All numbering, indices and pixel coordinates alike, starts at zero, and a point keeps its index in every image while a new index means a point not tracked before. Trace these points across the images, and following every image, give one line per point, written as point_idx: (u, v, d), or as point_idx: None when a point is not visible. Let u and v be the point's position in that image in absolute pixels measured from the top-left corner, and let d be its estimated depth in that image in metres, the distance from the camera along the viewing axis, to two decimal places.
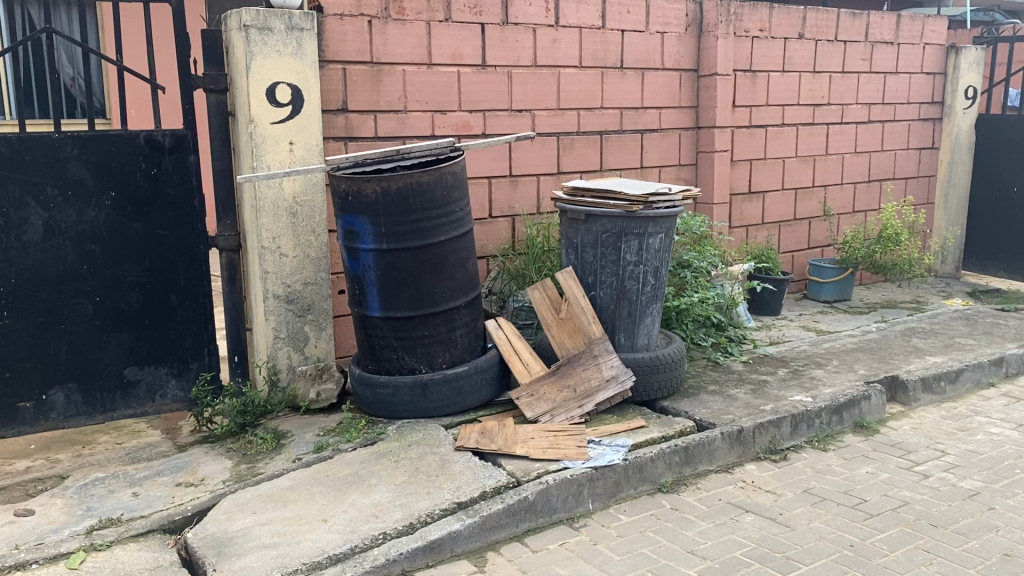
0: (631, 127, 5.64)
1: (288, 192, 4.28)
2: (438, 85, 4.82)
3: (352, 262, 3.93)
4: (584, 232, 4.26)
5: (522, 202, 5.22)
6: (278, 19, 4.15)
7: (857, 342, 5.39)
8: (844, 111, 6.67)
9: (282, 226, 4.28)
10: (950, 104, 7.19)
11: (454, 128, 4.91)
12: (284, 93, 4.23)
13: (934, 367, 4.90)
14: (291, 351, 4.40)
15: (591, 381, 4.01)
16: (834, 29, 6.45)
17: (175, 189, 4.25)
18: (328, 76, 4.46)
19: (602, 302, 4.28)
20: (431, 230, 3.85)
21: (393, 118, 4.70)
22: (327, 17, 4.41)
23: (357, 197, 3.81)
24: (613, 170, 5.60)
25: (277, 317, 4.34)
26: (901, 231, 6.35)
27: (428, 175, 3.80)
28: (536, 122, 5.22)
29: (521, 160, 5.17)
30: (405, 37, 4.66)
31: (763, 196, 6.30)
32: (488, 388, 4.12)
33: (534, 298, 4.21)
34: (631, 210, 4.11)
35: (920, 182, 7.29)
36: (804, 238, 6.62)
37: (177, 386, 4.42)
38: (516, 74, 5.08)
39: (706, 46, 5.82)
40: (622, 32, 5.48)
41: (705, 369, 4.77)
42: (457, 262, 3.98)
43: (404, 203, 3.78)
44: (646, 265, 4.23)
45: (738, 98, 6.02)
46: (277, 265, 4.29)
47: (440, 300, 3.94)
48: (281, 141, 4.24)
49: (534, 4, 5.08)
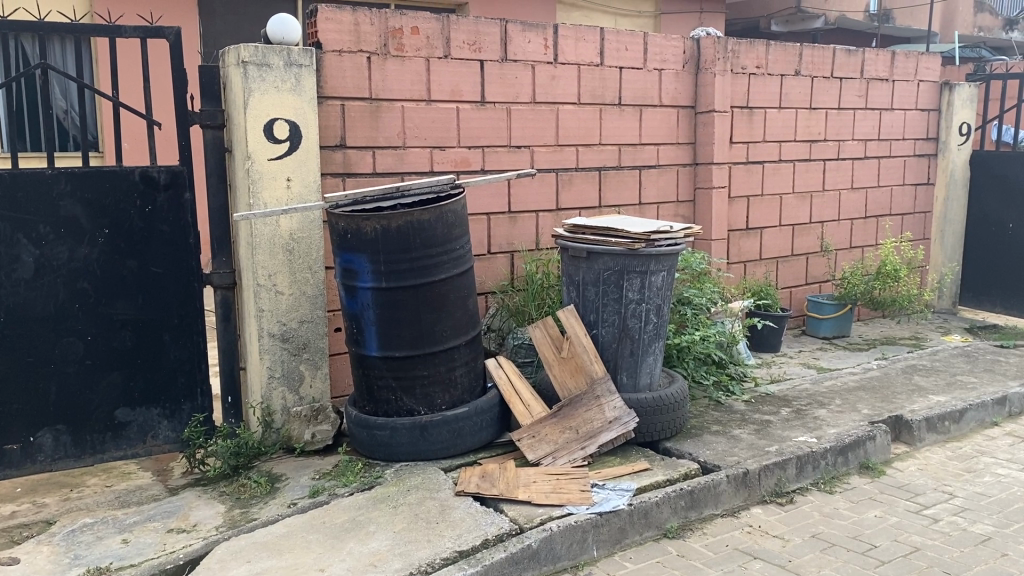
0: (629, 164, 5.62)
1: (285, 229, 4.22)
2: (437, 121, 4.79)
3: (350, 300, 3.86)
4: (585, 269, 4.20)
5: (521, 238, 5.18)
6: (277, 55, 4.13)
7: (859, 381, 5.33)
8: (841, 147, 6.68)
9: (278, 262, 4.21)
10: (944, 141, 7.23)
11: (453, 164, 4.87)
12: (282, 129, 4.18)
13: (938, 406, 4.84)
14: (285, 392, 4.31)
15: (594, 423, 3.93)
16: (830, 66, 6.48)
17: (170, 225, 4.19)
18: (327, 112, 4.42)
19: (604, 341, 4.21)
20: (431, 267, 3.78)
21: (392, 154, 4.65)
22: (325, 53, 4.38)
23: (356, 235, 3.75)
24: (612, 207, 5.57)
25: (272, 356, 4.25)
26: (900, 267, 6.32)
27: (429, 214, 3.75)
28: (535, 158, 5.18)
29: (520, 197, 5.13)
30: (404, 73, 4.64)
31: (761, 232, 6.27)
32: (488, 429, 4.03)
33: (535, 336, 4.13)
34: (633, 247, 4.05)
35: (916, 218, 7.29)
36: (802, 274, 6.59)
37: (169, 427, 4.32)
38: (515, 111, 5.06)
39: (703, 83, 5.82)
40: (621, 69, 5.48)
41: (707, 408, 4.70)
42: (458, 300, 3.91)
43: (405, 241, 3.72)
44: (648, 303, 4.16)
45: (735, 135, 6.01)
46: (273, 303, 4.22)
47: (440, 339, 3.86)
48: (278, 178, 4.19)
49: (533, 41, 5.08)
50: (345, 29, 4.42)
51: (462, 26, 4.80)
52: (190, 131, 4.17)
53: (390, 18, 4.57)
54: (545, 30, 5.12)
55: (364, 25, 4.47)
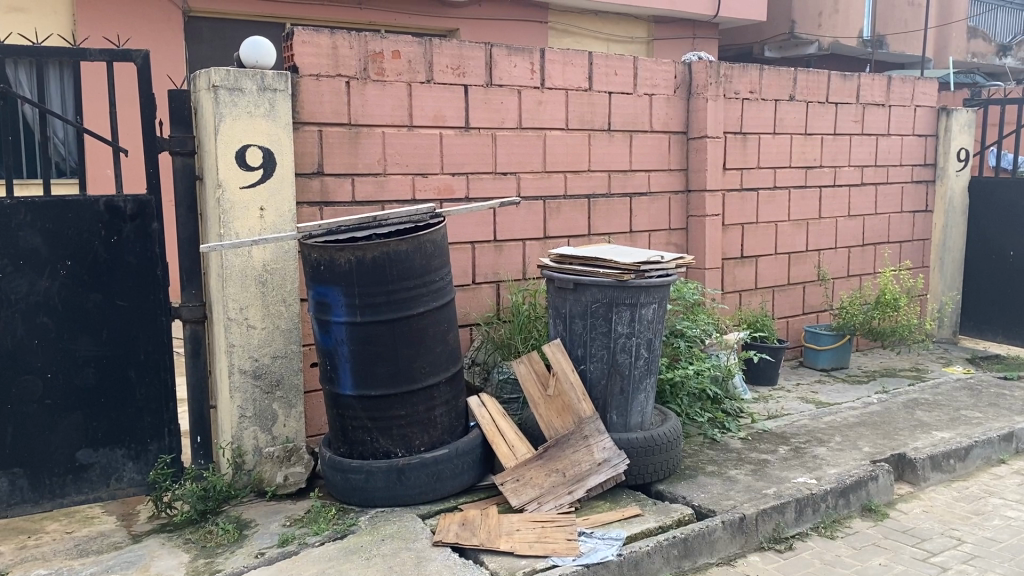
0: (619, 191, 5.44)
1: (257, 260, 4.03)
2: (420, 148, 4.61)
3: (324, 336, 3.66)
4: (572, 302, 4.00)
5: (508, 268, 4.99)
6: (249, 79, 3.96)
7: (859, 416, 5.12)
8: (838, 173, 6.52)
9: (250, 295, 4.02)
10: (942, 167, 7.09)
11: (435, 192, 4.69)
12: (255, 156, 4.00)
13: (942, 443, 4.63)
14: (257, 432, 4.09)
15: (581, 465, 3.72)
16: (825, 91, 6.34)
17: (136, 257, 3.99)
18: (303, 138, 4.24)
19: (592, 377, 4.00)
20: (409, 300, 3.58)
21: (372, 181, 4.47)
22: (302, 77, 4.21)
23: (329, 267, 3.55)
24: (601, 236, 5.39)
25: (244, 394, 4.04)
26: (899, 296, 6.14)
27: (406, 244, 3.55)
28: (521, 186, 5.01)
29: (506, 225, 4.95)
30: (385, 98, 4.47)
31: (757, 261, 6.09)
32: (470, 472, 3.82)
33: (519, 372, 3.93)
34: (622, 279, 3.86)
35: (914, 246, 7.12)
36: (799, 303, 6.40)
37: (134, 470, 4.09)
38: (500, 136, 4.89)
39: (695, 109, 5.67)
40: (610, 94, 5.33)
41: (701, 447, 4.49)
42: (438, 335, 3.71)
43: (380, 273, 3.52)
44: (638, 337, 3.96)
45: (729, 161, 5.85)
46: (244, 337, 4.02)
47: (418, 376, 3.65)
48: (250, 208, 4.00)
49: (519, 65, 4.92)
50: (322, 53, 4.26)
51: (445, 50, 4.64)
52: (158, 158, 3.99)
53: (370, 41, 4.40)
54: (531, 54, 4.96)
55: (342, 49, 4.31)
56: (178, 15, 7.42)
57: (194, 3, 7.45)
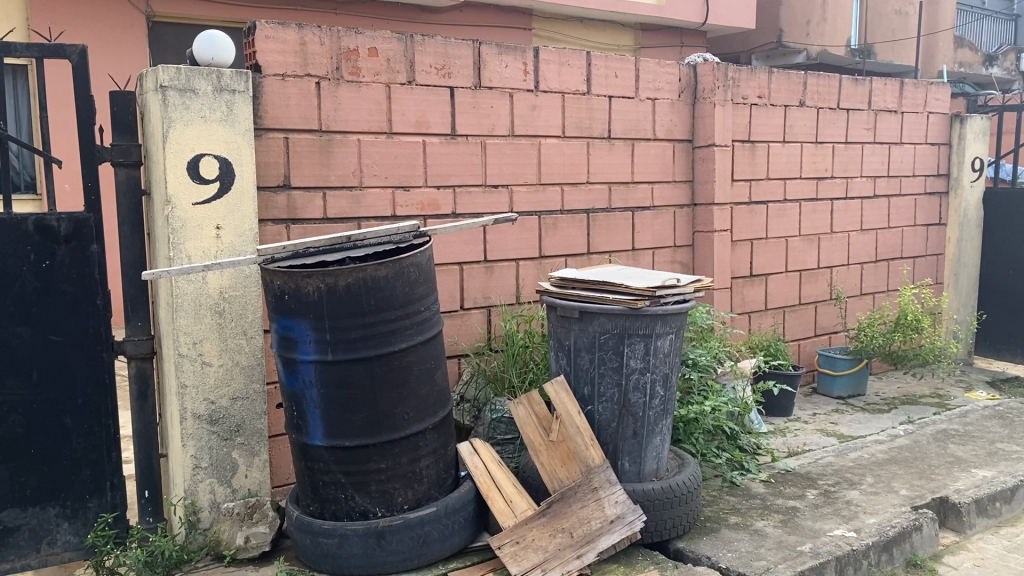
0: (620, 205, 4.95)
1: (213, 287, 3.51)
2: (400, 157, 4.09)
3: (290, 376, 3.12)
4: (577, 333, 3.49)
5: (499, 291, 4.48)
6: (204, 79, 3.44)
7: (888, 452, 4.64)
8: (850, 184, 6.08)
9: (205, 328, 3.50)
10: (956, 177, 6.68)
11: (419, 207, 4.17)
12: (210, 166, 3.47)
13: (986, 484, 4.15)
14: (214, 485, 3.57)
15: (591, 524, 3.20)
16: (836, 96, 5.90)
17: (72, 284, 3.43)
18: (267, 146, 3.72)
19: (601, 420, 3.49)
20: (388, 335, 3.05)
21: (346, 196, 3.95)
22: (265, 77, 3.69)
23: (295, 296, 3.01)
24: (601, 254, 4.89)
25: (198, 442, 3.52)
26: (921, 316, 5.69)
27: (386, 269, 3.02)
28: (514, 200, 4.51)
29: (497, 244, 4.44)
30: (360, 101, 3.95)
31: (766, 279, 5.62)
32: (462, 533, 3.28)
33: (518, 415, 3.40)
34: (635, 306, 3.34)
35: (928, 261, 6.69)
36: (810, 324, 5.93)
37: (70, 531, 3.51)
38: (490, 144, 4.38)
39: (701, 115, 5.20)
40: (610, 98, 4.85)
41: (720, 493, 3.98)
42: (424, 374, 3.18)
43: (354, 304, 2.98)
44: (653, 372, 3.45)
45: (737, 171, 5.39)
46: (198, 377, 3.50)
47: (401, 424, 3.12)
48: (205, 226, 3.47)
49: (510, 66, 4.43)
50: (289, 50, 3.75)
51: (428, 48, 4.15)
52: (98, 170, 3.44)
53: (343, 37, 3.90)
54: (524, 53, 4.47)
55: (312, 46, 3.80)
56: (141, 19, 6.99)
57: (157, 7, 6.99)
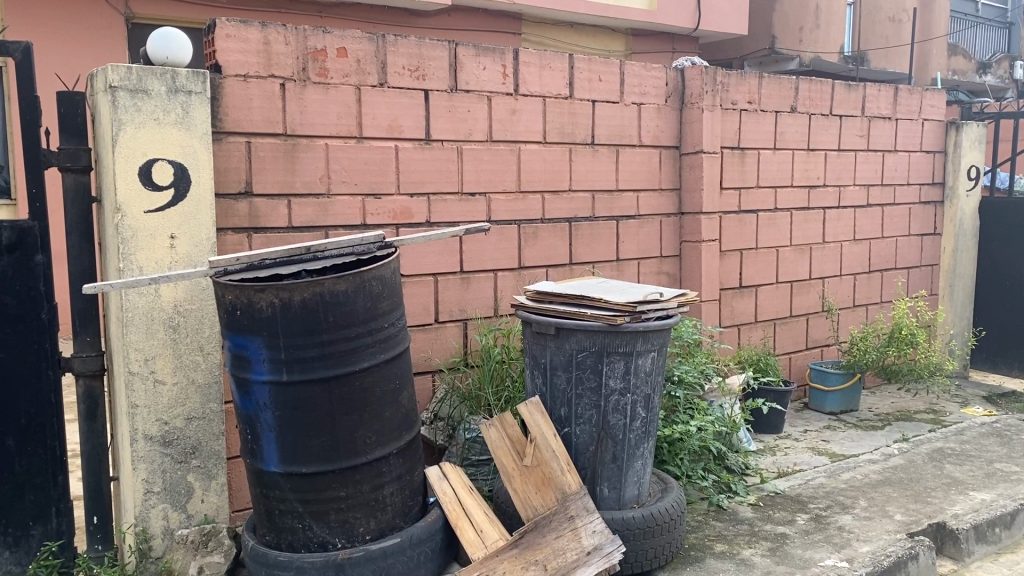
0: (604, 214, 4.76)
1: (166, 300, 3.30)
2: (371, 163, 3.89)
3: (244, 398, 2.91)
4: (554, 350, 3.27)
5: (476, 304, 4.28)
6: (157, 79, 3.23)
7: (882, 472, 4.44)
8: (842, 193, 5.90)
9: (158, 343, 3.29)
10: (952, 186, 6.51)
11: (391, 216, 3.97)
12: (163, 171, 3.27)
13: (984, 509, 3.95)
14: (167, 511, 3.36)
15: (567, 555, 3.00)
16: (829, 102, 5.73)
17: (15, 297, 3.21)
18: (227, 151, 3.51)
19: (578, 443, 3.28)
20: (348, 354, 2.84)
21: (313, 203, 3.74)
22: (226, 77, 3.48)
23: (247, 312, 2.80)
24: (584, 264, 4.70)
25: (149, 465, 3.30)
26: (916, 330, 5.50)
27: (346, 282, 2.81)
28: (492, 208, 4.31)
29: (474, 254, 4.24)
30: (328, 104, 3.75)
31: (756, 291, 5.43)
32: (429, 565, 3.07)
33: (490, 438, 3.16)
34: (615, 322, 3.12)
35: (923, 272, 6.50)
36: (802, 337, 5.75)
37: (12, 560, 3.28)
38: (467, 150, 4.19)
39: (689, 120, 5.02)
40: (594, 103, 4.66)
41: (706, 518, 3.78)
42: (388, 396, 2.97)
43: (311, 321, 2.78)
44: (634, 393, 3.25)
45: (726, 179, 5.20)
46: (150, 396, 3.29)
47: (362, 449, 2.91)
48: (158, 236, 3.27)
49: (488, 68, 4.24)
50: (252, 49, 3.54)
51: (401, 49, 3.95)
52: (43, 176, 3.23)
53: (310, 36, 3.69)
54: (503, 55, 4.28)
55: (276, 45, 3.60)
56: (121, 22, 6.89)
57: (136, 9, 6.87)
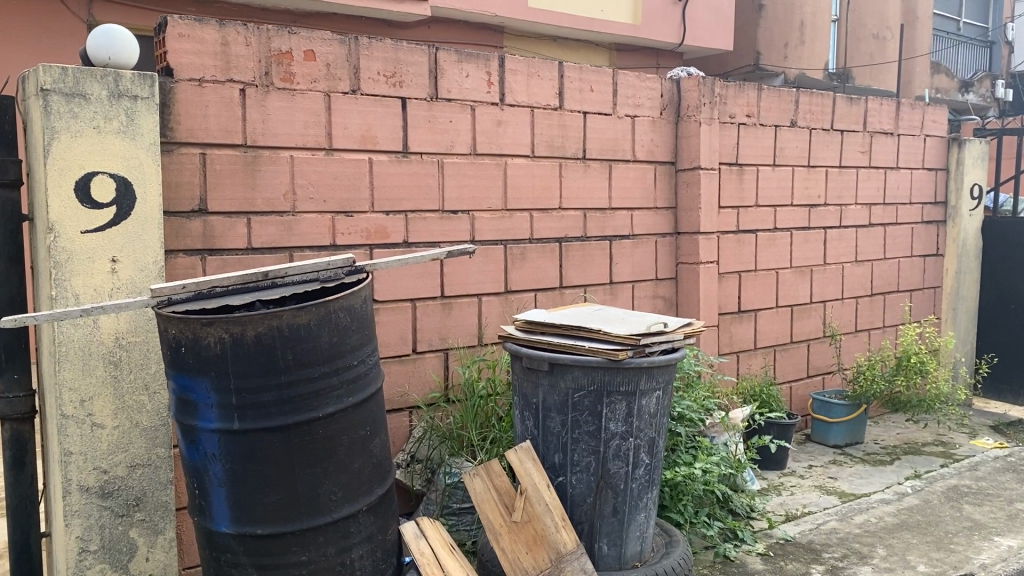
0: (596, 234, 4.41)
1: (107, 332, 2.90)
2: (343, 177, 3.52)
3: (190, 448, 2.52)
4: (547, 389, 2.90)
5: (458, 332, 3.91)
6: (98, 81, 2.85)
7: (897, 515, 4.10)
8: (844, 213, 5.60)
9: (96, 382, 2.89)
10: (954, 206, 6.23)
11: (364, 236, 3.60)
12: (103, 186, 2.88)
13: (1013, 558, 3.61)
14: (106, 571, 2.95)
15: None
16: (830, 116, 5.44)
17: None
18: (179, 164, 3.13)
19: (574, 494, 2.91)
20: (310, 398, 2.45)
21: (276, 222, 3.37)
22: (178, 81, 3.11)
23: (193, 349, 2.42)
24: (575, 288, 4.34)
25: (85, 520, 2.89)
26: (925, 357, 5.19)
27: (307, 315, 2.43)
28: (476, 228, 3.95)
29: (456, 277, 3.88)
30: (294, 112, 3.39)
31: (756, 315, 5.10)
32: None
33: (475, 490, 2.73)
34: (616, 358, 2.76)
35: (925, 295, 6.21)
36: (803, 365, 5.42)
37: None
38: (449, 164, 3.83)
39: (685, 134, 4.70)
40: (585, 114, 4.32)
41: (713, 573, 3.41)
42: (356, 445, 2.59)
43: (267, 360, 2.39)
44: (637, 437, 2.88)
45: (724, 197, 4.88)
46: (87, 442, 2.89)
47: (326, 507, 2.52)
48: (97, 259, 2.87)
49: (472, 75, 3.89)
50: (208, 51, 3.17)
51: (376, 52, 3.59)
52: None
53: (273, 37, 3.33)
54: (487, 61, 3.94)
55: (235, 46, 3.23)
56: None
57: None
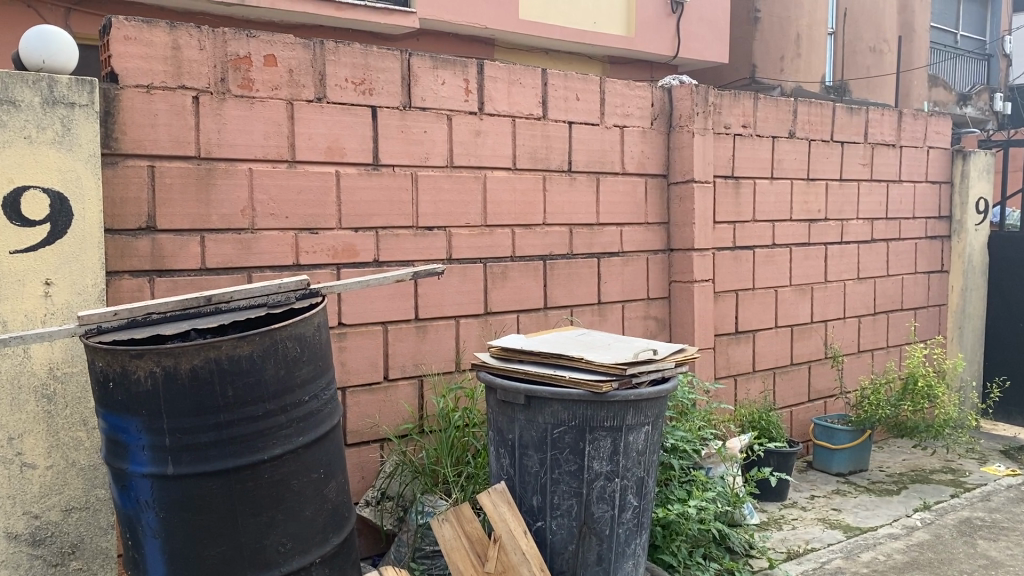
0: (583, 251, 4.15)
1: (39, 363, 2.63)
2: (307, 192, 3.27)
3: (122, 494, 2.25)
4: (524, 424, 2.63)
5: (434, 358, 3.65)
6: (29, 86, 2.59)
7: (907, 552, 3.82)
8: (845, 228, 5.35)
9: (27, 418, 2.62)
10: (960, 220, 5.99)
11: (330, 254, 3.34)
12: (36, 202, 2.62)
13: None
14: None
15: None
16: (829, 126, 5.19)
17: None
18: (124, 177, 2.88)
19: (555, 541, 2.63)
20: (254, 438, 2.18)
21: (233, 241, 3.10)
22: (124, 88, 2.86)
23: (121, 384, 2.14)
24: (560, 309, 4.08)
25: (13, 571, 2.62)
26: (933, 380, 4.93)
27: (250, 345, 2.16)
28: (453, 245, 3.68)
29: (431, 298, 3.61)
30: (252, 122, 3.13)
31: (753, 336, 4.84)
32: None
33: (444, 538, 2.51)
34: (599, 390, 2.50)
35: (930, 313, 5.95)
36: (803, 389, 5.16)
37: None
38: (424, 177, 3.57)
39: (678, 145, 4.45)
40: (571, 125, 4.08)
41: None
42: (308, 489, 2.31)
43: (203, 396, 2.12)
44: (623, 478, 2.61)
45: (719, 212, 4.62)
46: (15, 484, 2.61)
47: (273, 560, 2.25)
48: (27, 283, 2.60)
49: (448, 82, 3.64)
50: (157, 55, 2.92)
51: (343, 57, 3.34)
52: None
53: (230, 41, 3.08)
54: (465, 68, 3.69)
55: (187, 50, 2.98)
56: None
57: None
